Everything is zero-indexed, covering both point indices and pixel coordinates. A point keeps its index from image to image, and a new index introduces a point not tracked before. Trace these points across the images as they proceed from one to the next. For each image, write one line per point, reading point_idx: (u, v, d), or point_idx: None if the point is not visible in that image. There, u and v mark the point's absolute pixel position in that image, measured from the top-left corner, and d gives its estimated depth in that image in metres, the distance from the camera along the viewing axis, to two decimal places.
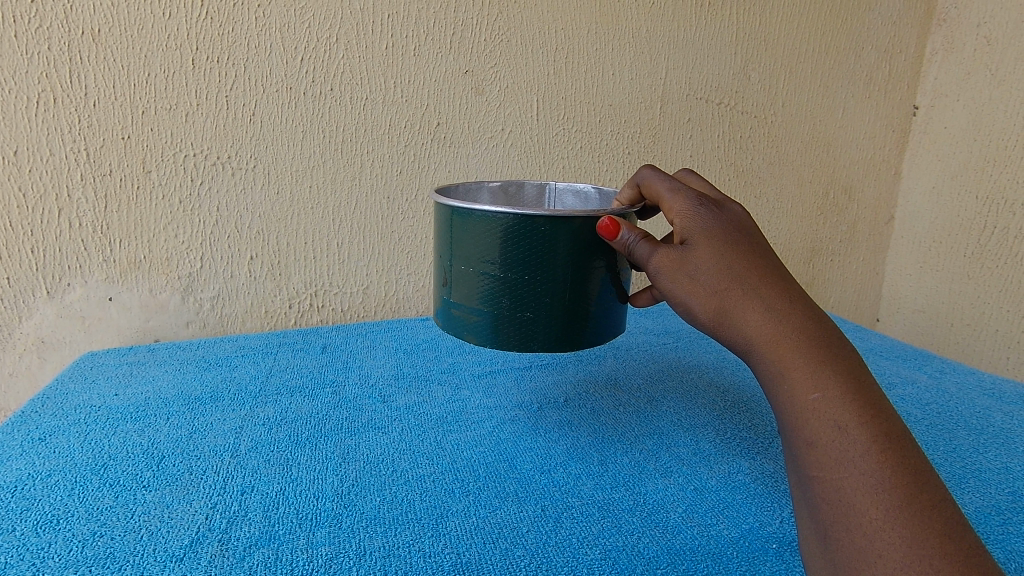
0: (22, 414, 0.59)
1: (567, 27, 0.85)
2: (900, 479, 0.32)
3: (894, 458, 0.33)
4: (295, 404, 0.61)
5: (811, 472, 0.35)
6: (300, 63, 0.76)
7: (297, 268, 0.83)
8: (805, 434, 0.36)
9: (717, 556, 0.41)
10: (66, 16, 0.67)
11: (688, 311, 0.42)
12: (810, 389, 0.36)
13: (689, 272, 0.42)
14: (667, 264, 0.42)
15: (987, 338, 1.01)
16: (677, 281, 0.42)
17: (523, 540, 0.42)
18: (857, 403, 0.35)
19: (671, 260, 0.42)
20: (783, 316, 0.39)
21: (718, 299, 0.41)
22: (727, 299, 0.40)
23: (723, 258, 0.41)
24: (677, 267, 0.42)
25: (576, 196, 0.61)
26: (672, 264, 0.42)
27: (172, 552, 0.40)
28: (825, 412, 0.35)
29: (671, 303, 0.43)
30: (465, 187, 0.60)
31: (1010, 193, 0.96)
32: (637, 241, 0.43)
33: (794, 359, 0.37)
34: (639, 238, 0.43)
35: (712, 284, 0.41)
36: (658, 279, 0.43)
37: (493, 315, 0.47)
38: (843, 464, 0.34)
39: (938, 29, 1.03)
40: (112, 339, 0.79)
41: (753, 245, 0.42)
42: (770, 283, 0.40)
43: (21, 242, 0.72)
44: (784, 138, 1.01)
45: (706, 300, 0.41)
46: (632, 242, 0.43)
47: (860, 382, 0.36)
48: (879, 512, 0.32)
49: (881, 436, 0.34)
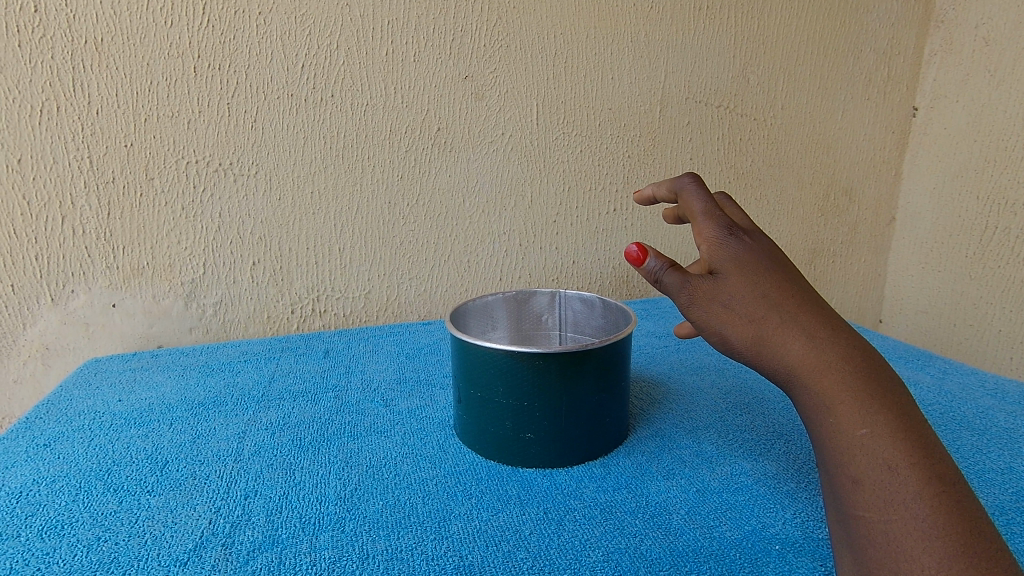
0: (26, 420, 0.59)
1: (566, 32, 0.86)
2: (953, 523, 0.32)
3: (946, 501, 0.33)
4: (297, 409, 0.61)
5: (856, 512, 0.34)
6: (301, 70, 0.77)
7: (299, 274, 0.83)
8: (851, 472, 0.35)
9: (720, 558, 0.40)
10: (69, 25, 0.69)
11: (724, 340, 0.43)
12: (857, 424, 0.36)
13: (723, 302, 0.42)
14: (699, 293, 0.43)
15: (989, 338, 1.00)
16: (710, 309, 0.43)
17: (525, 543, 0.42)
18: (908, 442, 0.35)
19: (702, 289, 0.43)
20: (825, 345, 0.39)
21: (754, 328, 0.41)
22: (764, 327, 0.41)
23: (758, 286, 0.41)
24: (709, 297, 0.43)
25: (584, 303, 0.67)
26: (704, 294, 0.43)
27: (176, 557, 0.40)
28: (874, 450, 0.35)
29: (704, 331, 0.44)
30: (479, 302, 0.65)
31: (1010, 193, 0.95)
32: (665, 270, 0.44)
33: (840, 393, 0.37)
34: (667, 268, 0.44)
35: (748, 313, 0.41)
36: (691, 309, 0.44)
37: (496, 348, 0.49)
38: (893, 504, 0.33)
39: (936, 30, 1.03)
40: (115, 345, 0.79)
41: (782, 273, 0.43)
42: (807, 313, 0.41)
43: (25, 249, 0.73)
44: (784, 140, 1.01)
45: (743, 329, 0.41)
46: (659, 270, 0.44)
47: (909, 421, 0.36)
48: (930, 557, 0.31)
49: (934, 477, 0.33)
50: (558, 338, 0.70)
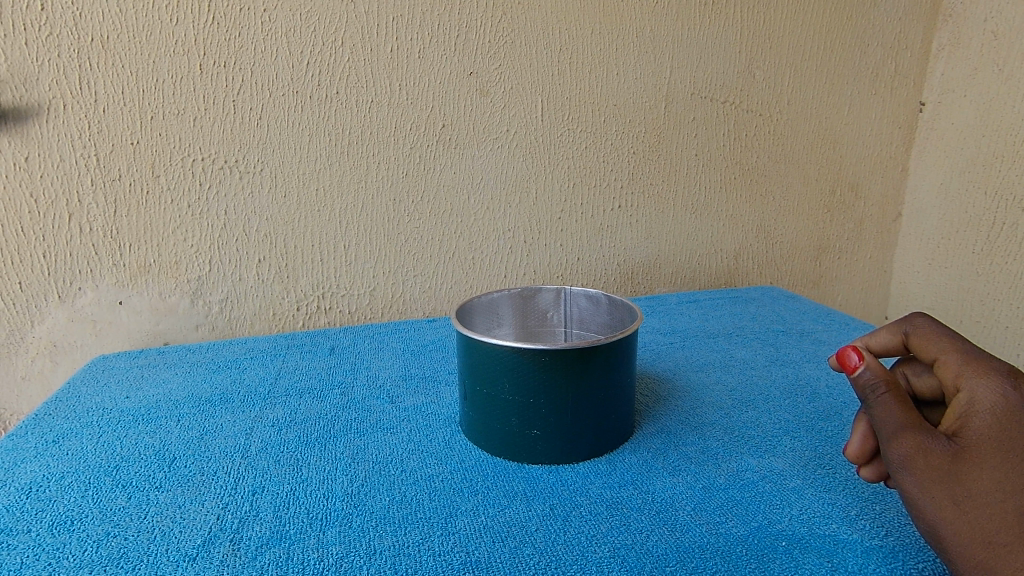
0: (35, 417, 0.59)
1: (571, 27, 0.86)
2: None
3: None
4: (304, 406, 0.61)
5: None
6: (306, 67, 0.77)
7: (304, 271, 0.84)
8: None
9: (726, 554, 0.40)
10: (75, 23, 0.69)
11: (934, 531, 0.36)
12: None
13: (955, 495, 0.35)
14: (924, 470, 0.36)
15: (997, 335, 1.00)
16: (935, 499, 0.35)
17: (532, 539, 0.42)
18: None
19: (932, 466, 0.36)
20: None
21: (987, 546, 0.33)
22: (999, 552, 0.33)
23: (1009, 494, 0.33)
24: (936, 481, 0.35)
25: (590, 300, 0.67)
26: (932, 474, 0.36)
27: (185, 552, 0.40)
28: None
29: (916, 512, 0.37)
30: (484, 298, 0.65)
31: (1018, 189, 0.94)
32: (880, 398, 0.38)
33: None
34: (886, 401, 0.37)
35: (987, 526, 0.34)
36: (909, 480, 0.37)
37: (502, 345, 0.49)
38: None
39: (944, 24, 1.02)
40: (122, 342, 0.79)
41: None
42: None
43: (32, 246, 0.73)
44: (790, 136, 1.01)
45: (970, 538, 0.34)
46: (873, 384, 0.38)
47: None
48: None
49: None
50: (564, 335, 0.70)
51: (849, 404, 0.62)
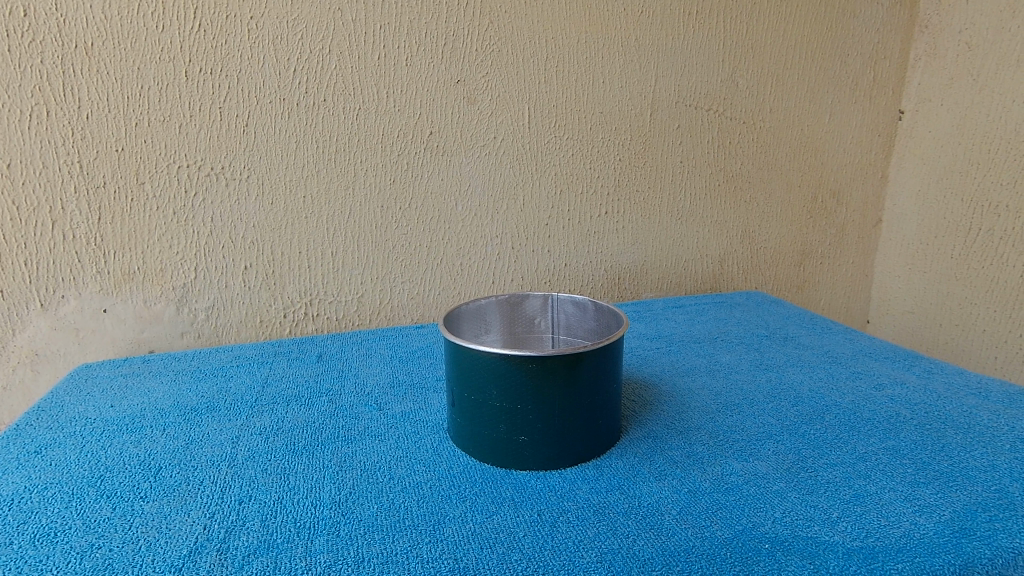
0: (16, 427, 0.59)
1: (557, 36, 0.87)
2: None
3: None
4: (291, 414, 0.61)
5: None
6: (293, 75, 0.77)
7: (291, 277, 0.83)
8: None
9: (710, 558, 0.41)
10: (59, 30, 0.69)
11: None
12: None
13: None
14: None
15: (975, 339, 1.02)
16: None
17: (519, 544, 0.42)
18: None
19: None
20: None
21: None
22: None
23: None
24: None
25: (576, 306, 0.68)
26: None
27: (171, 563, 0.40)
28: None
29: None
30: (472, 306, 0.66)
31: (994, 196, 0.96)
32: None
33: None
34: None
35: None
36: None
37: (489, 351, 0.50)
38: None
39: (921, 35, 1.05)
40: (105, 351, 0.78)
41: None
42: None
43: (14, 254, 0.72)
44: (773, 143, 1.02)
45: None
46: None
47: None
48: None
49: None
50: (551, 342, 0.70)
51: (830, 407, 0.63)
